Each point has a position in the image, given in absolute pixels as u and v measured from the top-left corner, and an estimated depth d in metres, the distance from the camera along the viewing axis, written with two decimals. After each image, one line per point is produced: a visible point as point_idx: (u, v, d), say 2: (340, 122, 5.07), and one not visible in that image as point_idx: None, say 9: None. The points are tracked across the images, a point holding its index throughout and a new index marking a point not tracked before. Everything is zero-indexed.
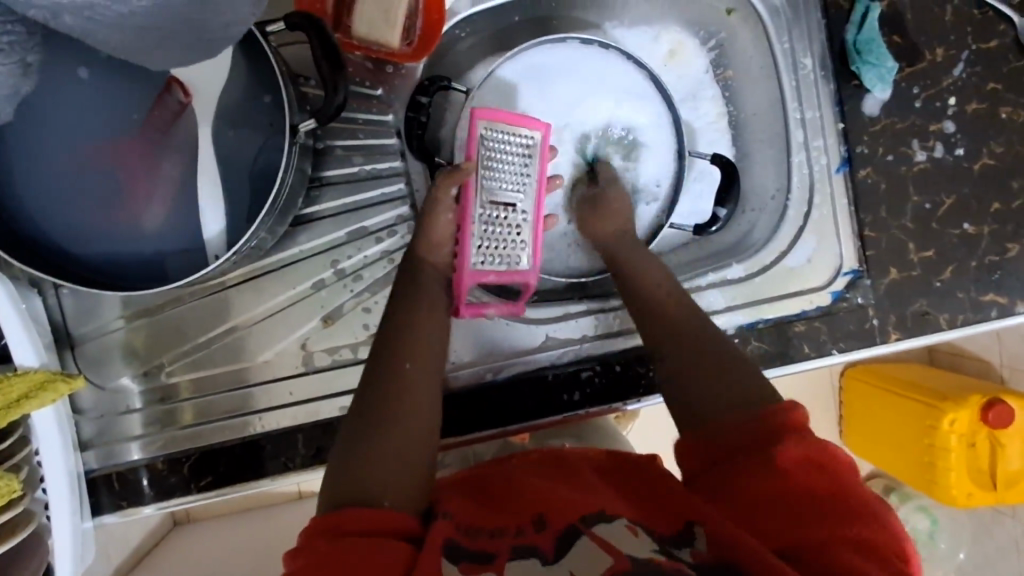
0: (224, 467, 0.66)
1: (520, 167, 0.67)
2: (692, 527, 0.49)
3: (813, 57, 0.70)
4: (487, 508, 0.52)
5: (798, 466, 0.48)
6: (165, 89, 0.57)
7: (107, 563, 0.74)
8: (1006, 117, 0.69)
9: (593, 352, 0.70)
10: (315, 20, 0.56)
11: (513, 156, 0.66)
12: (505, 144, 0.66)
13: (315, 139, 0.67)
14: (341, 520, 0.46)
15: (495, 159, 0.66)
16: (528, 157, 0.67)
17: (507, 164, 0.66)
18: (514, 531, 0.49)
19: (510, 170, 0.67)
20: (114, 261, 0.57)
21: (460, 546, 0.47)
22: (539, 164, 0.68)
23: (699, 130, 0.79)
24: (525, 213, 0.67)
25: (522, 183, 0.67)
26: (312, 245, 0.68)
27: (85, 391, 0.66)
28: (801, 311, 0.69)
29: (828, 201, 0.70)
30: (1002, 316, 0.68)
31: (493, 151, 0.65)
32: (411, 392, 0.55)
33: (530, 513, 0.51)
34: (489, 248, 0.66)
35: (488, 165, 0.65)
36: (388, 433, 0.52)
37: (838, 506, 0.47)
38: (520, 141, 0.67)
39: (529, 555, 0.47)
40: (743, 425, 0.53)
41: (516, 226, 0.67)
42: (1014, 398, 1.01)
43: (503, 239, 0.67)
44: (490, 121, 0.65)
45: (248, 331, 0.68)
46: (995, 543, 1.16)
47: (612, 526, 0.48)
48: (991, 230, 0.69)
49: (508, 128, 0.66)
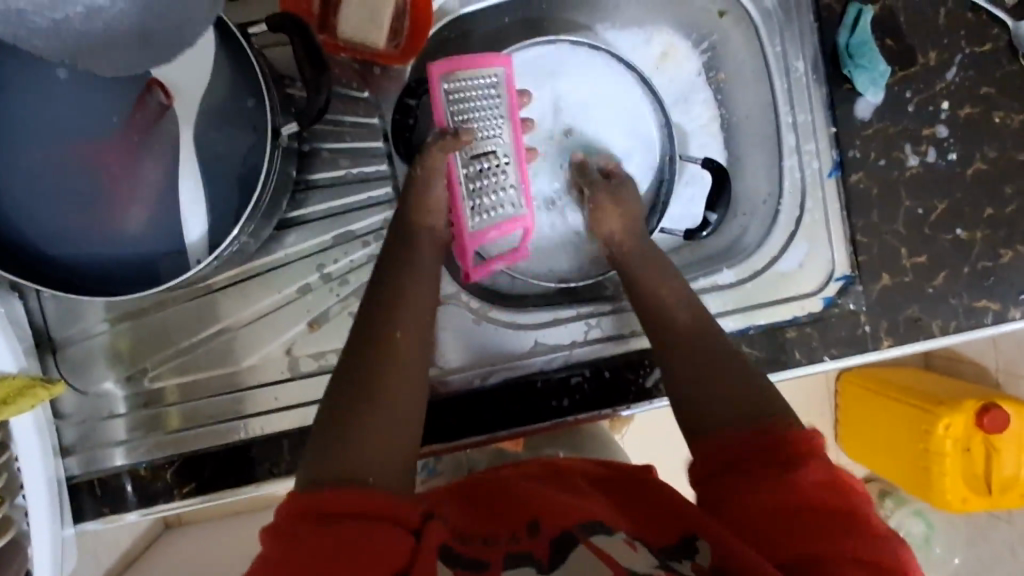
0: (209, 471, 0.65)
1: (491, 113, 0.66)
2: (693, 539, 0.48)
3: (805, 60, 0.69)
4: (481, 518, 0.52)
5: (810, 490, 0.47)
6: (146, 90, 0.55)
7: (96, 566, 0.74)
8: (1000, 122, 0.68)
9: (584, 357, 0.69)
10: (303, 27, 0.56)
11: (484, 108, 0.66)
12: (473, 94, 0.65)
13: (301, 142, 0.66)
14: (323, 502, 0.44)
15: (465, 111, 0.65)
16: (497, 98, 0.67)
17: (480, 113, 0.66)
18: (508, 539, 0.49)
19: (485, 120, 0.66)
20: (96, 264, 0.57)
21: (453, 550, 0.46)
22: (508, 101, 0.67)
23: (691, 133, 0.78)
24: (507, 155, 0.67)
25: (496, 127, 0.67)
26: (299, 248, 0.67)
27: (67, 396, 0.65)
28: (792, 318, 0.68)
29: (820, 206, 0.69)
30: (995, 321, 0.67)
31: (461, 101, 0.64)
32: (402, 372, 0.54)
33: (521, 520, 0.50)
34: (481, 205, 0.66)
35: (462, 118, 0.64)
36: (377, 413, 0.50)
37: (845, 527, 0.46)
38: (485, 83, 0.66)
39: (524, 565, 0.46)
40: (754, 441, 0.51)
41: (502, 170, 0.67)
42: (1010, 403, 1.01)
43: (493, 193, 0.67)
44: (452, 75, 0.63)
45: (234, 335, 0.67)
46: (990, 548, 1.15)
47: (612, 540, 0.48)
48: (983, 235, 0.68)
49: (467, 74, 0.64)
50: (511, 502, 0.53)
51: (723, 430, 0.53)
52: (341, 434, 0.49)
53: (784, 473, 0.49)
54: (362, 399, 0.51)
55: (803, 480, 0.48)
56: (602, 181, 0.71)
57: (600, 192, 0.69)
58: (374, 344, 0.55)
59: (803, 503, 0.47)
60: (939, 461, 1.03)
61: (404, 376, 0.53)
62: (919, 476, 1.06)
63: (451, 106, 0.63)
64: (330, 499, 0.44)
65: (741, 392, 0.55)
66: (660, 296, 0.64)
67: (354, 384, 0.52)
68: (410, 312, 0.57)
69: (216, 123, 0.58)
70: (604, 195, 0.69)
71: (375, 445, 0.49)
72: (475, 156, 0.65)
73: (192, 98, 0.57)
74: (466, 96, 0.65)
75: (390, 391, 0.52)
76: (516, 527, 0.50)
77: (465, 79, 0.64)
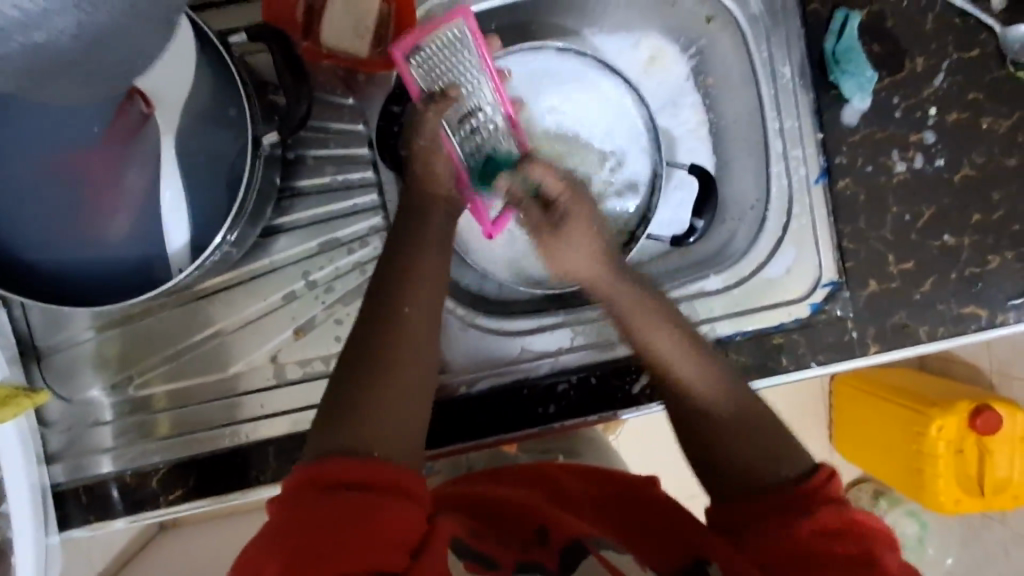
0: (195, 479, 0.65)
1: (463, 69, 0.62)
2: (701, 563, 0.49)
3: (792, 66, 0.69)
4: (485, 522, 0.53)
5: (820, 535, 0.48)
6: (127, 99, 0.55)
7: (88, 565, 0.75)
8: (987, 127, 0.68)
9: (570, 364, 0.69)
10: (281, 35, 0.58)
11: (454, 69, 0.62)
12: (438, 57, 0.61)
13: (286, 148, 0.67)
14: (331, 472, 0.43)
15: (438, 78, 0.62)
16: (465, 52, 0.62)
17: (454, 73, 0.62)
18: (518, 544, 0.50)
19: (458, 79, 0.62)
20: (82, 272, 0.57)
21: (465, 544, 0.47)
22: (475, 50, 0.62)
23: (679, 138, 0.78)
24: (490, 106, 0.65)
25: (474, 79, 0.63)
26: (285, 255, 0.67)
27: (53, 404, 0.65)
28: (779, 324, 0.68)
29: (807, 212, 0.69)
30: (983, 327, 0.67)
31: (433, 70, 0.62)
32: (410, 357, 0.51)
33: (533, 528, 0.52)
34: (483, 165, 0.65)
35: (439, 83, 0.62)
36: (387, 393, 0.49)
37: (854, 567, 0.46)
38: (447, 41, 0.61)
39: (534, 571, 0.47)
40: (773, 484, 0.52)
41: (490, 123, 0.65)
42: (1003, 406, 1.00)
43: (487, 145, 0.65)
44: (415, 52, 0.60)
45: (220, 342, 0.67)
46: (983, 549, 1.15)
47: (618, 555, 0.51)
48: (971, 241, 0.68)
49: (427, 41, 0.60)
50: (524, 511, 0.54)
51: (742, 477, 0.53)
52: (349, 411, 0.47)
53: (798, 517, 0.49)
54: (371, 376, 0.49)
55: (812, 525, 0.48)
56: (542, 212, 0.62)
57: (541, 225, 0.62)
58: (378, 323, 0.52)
59: (812, 549, 0.47)
60: (931, 462, 1.03)
61: (415, 359, 0.51)
62: (911, 476, 1.06)
63: (424, 79, 0.62)
64: (338, 468, 0.43)
65: (756, 422, 0.55)
66: (651, 346, 0.59)
67: (363, 361, 0.50)
68: (416, 294, 0.54)
69: (197, 132, 0.57)
70: (547, 231, 0.62)
71: (383, 424, 0.47)
72: (462, 119, 0.63)
73: (172, 108, 0.57)
74: (436, 61, 0.61)
75: (401, 376, 0.50)
76: (527, 534, 0.51)
77: (427, 47, 0.61)
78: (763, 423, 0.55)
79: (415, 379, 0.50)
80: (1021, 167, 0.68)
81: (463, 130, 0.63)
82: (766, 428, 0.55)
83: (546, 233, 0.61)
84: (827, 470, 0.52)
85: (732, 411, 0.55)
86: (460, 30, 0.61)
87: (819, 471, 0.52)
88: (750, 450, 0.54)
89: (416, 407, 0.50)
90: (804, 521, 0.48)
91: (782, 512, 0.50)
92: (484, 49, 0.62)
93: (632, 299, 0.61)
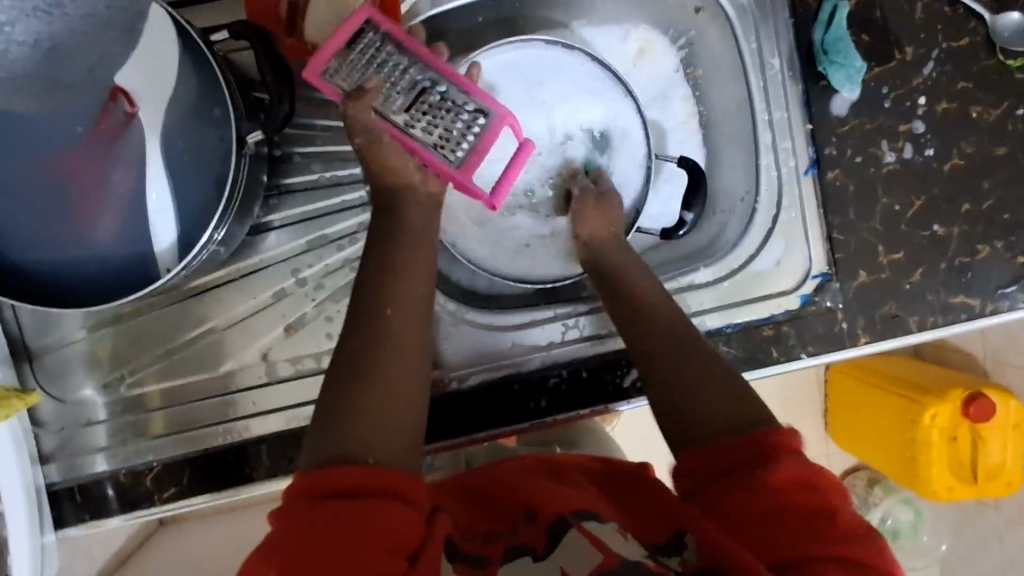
0: (188, 478, 0.65)
1: (392, 62, 0.60)
2: (682, 534, 0.47)
3: (781, 57, 0.69)
4: (479, 514, 0.53)
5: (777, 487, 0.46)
6: (110, 99, 0.56)
7: (89, 564, 0.76)
8: (977, 116, 0.68)
9: (561, 358, 0.69)
10: (262, 33, 0.57)
11: (384, 64, 0.60)
12: (353, 58, 0.59)
13: (274, 146, 0.66)
14: (320, 479, 0.43)
15: (365, 75, 0.59)
16: (380, 41, 0.60)
17: (374, 67, 0.60)
18: (506, 533, 0.50)
19: (393, 72, 0.60)
20: (71, 273, 0.57)
21: (456, 547, 0.47)
22: (388, 33, 0.60)
23: (669, 130, 0.77)
24: (432, 78, 0.61)
25: (400, 62, 0.61)
26: (274, 254, 0.67)
27: (46, 404, 0.65)
28: (769, 316, 0.68)
29: (797, 204, 0.69)
30: (973, 317, 0.67)
31: (351, 70, 0.59)
32: (403, 355, 0.51)
33: (522, 513, 0.52)
34: (446, 138, 0.61)
35: (356, 81, 0.59)
36: (380, 393, 0.48)
37: (800, 517, 0.44)
38: (354, 37, 0.59)
39: (522, 554, 0.48)
40: (724, 442, 0.49)
41: (443, 94, 0.61)
42: (995, 391, 1.01)
43: (451, 117, 0.62)
44: (330, 66, 0.59)
45: (212, 341, 0.67)
46: (977, 533, 1.16)
47: (603, 527, 0.49)
48: (961, 231, 0.68)
49: (341, 51, 0.59)
50: (513, 494, 0.54)
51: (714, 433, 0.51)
52: (342, 412, 0.47)
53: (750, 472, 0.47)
54: (362, 379, 0.49)
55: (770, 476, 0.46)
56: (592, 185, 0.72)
57: (587, 191, 0.71)
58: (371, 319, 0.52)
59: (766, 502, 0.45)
60: (925, 450, 1.03)
61: (406, 357, 0.51)
62: (906, 465, 1.06)
63: (344, 86, 0.59)
64: (324, 476, 0.43)
65: (717, 389, 0.53)
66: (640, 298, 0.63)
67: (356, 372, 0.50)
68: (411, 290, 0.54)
69: (182, 130, 0.57)
70: (591, 199, 0.70)
71: (375, 423, 0.47)
72: (409, 102, 0.61)
73: (156, 107, 0.56)
74: (353, 61, 0.59)
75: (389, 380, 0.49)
76: (515, 522, 0.51)
77: (339, 53, 0.59)
78: (729, 401, 0.52)
79: (407, 374, 0.50)
80: (1011, 156, 0.68)
81: (410, 114, 0.61)
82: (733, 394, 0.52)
83: (591, 199, 0.70)
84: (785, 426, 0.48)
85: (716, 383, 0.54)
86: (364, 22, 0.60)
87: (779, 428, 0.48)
88: (722, 410, 0.51)
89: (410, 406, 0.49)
90: (761, 475, 0.46)
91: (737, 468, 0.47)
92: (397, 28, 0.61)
93: (626, 258, 0.67)
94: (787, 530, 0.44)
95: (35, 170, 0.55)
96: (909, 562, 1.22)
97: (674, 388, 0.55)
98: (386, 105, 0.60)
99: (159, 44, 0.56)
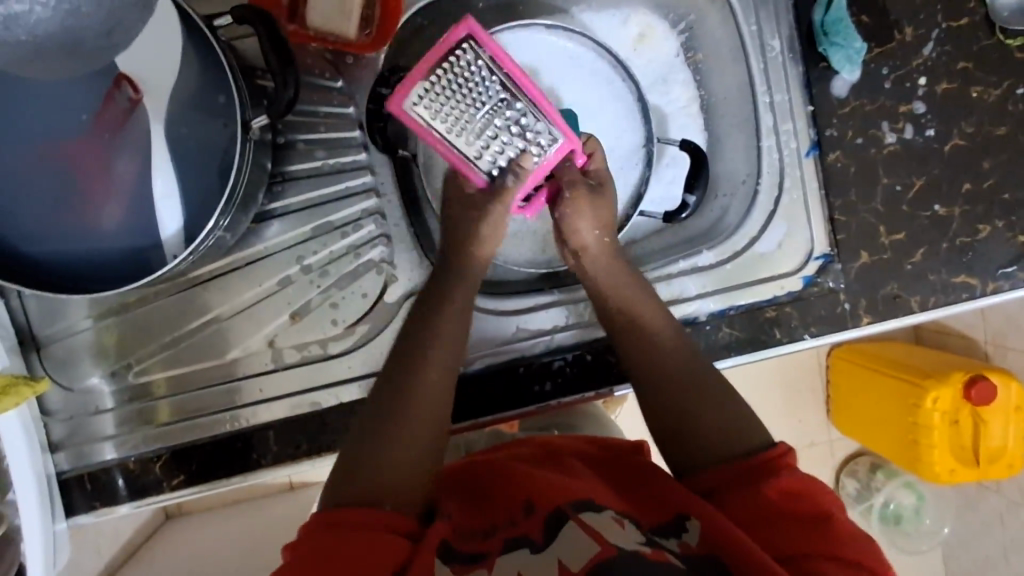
0: (197, 464, 0.65)
1: (485, 80, 0.59)
2: (683, 519, 0.49)
3: (781, 39, 0.69)
4: (473, 504, 0.53)
5: (788, 496, 0.49)
6: (115, 86, 0.56)
7: (94, 556, 0.77)
8: (978, 96, 0.68)
9: (565, 342, 0.70)
10: (267, 18, 0.57)
11: (472, 84, 0.59)
12: (440, 88, 0.58)
13: (276, 133, 0.67)
14: (341, 515, 0.46)
15: (446, 97, 0.58)
16: (472, 67, 0.58)
17: (460, 93, 0.59)
18: (505, 524, 0.50)
19: (479, 89, 0.59)
20: (78, 260, 0.57)
21: (451, 545, 0.47)
22: (490, 58, 0.58)
23: (670, 114, 0.77)
24: (515, 105, 0.60)
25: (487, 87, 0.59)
26: (279, 240, 0.68)
27: (53, 393, 0.66)
28: (771, 298, 0.68)
29: (799, 184, 0.69)
30: (974, 297, 0.67)
31: (433, 96, 0.58)
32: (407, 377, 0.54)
33: (519, 503, 0.51)
34: (510, 166, 0.61)
35: (434, 107, 0.59)
36: (399, 431, 0.51)
37: (807, 523, 0.48)
38: (455, 60, 0.58)
39: (519, 545, 0.47)
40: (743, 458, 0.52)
41: (513, 123, 0.61)
42: (995, 373, 1.01)
43: (523, 147, 0.61)
44: (413, 93, 0.58)
45: (219, 328, 0.67)
46: (979, 516, 1.17)
47: (599, 515, 0.49)
48: (962, 211, 0.68)
49: (439, 68, 0.58)
50: (508, 483, 0.53)
51: (724, 438, 0.54)
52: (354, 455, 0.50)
53: (765, 482, 0.50)
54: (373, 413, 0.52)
55: (783, 486, 0.49)
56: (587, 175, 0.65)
57: (579, 181, 0.64)
58: (404, 357, 0.56)
59: (778, 507, 0.48)
60: (926, 433, 1.03)
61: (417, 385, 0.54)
62: (907, 449, 1.07)
63: (425, 116, 0.59)
64: (346, 514, 0.46)
65: (732, 406, 0.56)
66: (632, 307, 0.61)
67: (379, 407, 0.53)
68: (431, 321, 0.58)
69: (187, 118, 0.57)
70: (582, 193, 0.63)
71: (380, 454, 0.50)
72: (483, 130, 0.60)
73: (160, 93, 0.57)
74: (440, 86, 0.58)
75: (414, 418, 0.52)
76: (511, 511, 0.51)
77: (429, 80, 0.58)
78: (731, 408, 0.56)
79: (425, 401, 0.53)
80: (1011, 135, 0.68)
81: (481, 142, 0.61)
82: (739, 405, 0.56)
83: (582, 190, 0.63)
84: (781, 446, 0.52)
85: (706, 373, 0.58)
86: (467, 46, 0.58)
87: (775, 447, 0.52)
88: (733, 420, 0.55)
89: (419, 430, 0.52)
90: (771, 488, 0.49)
91: (755, 479, 0.51)
92: (498, 53, 0.58)
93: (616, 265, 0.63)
94: (805, 541, 0.47)
95: (41, 157, 0.56)
96: (911, 545, 1.23)
97: (682, 403, 0.56)
98: (460, 131, 0.60)
99: (161, 31, 0.56)
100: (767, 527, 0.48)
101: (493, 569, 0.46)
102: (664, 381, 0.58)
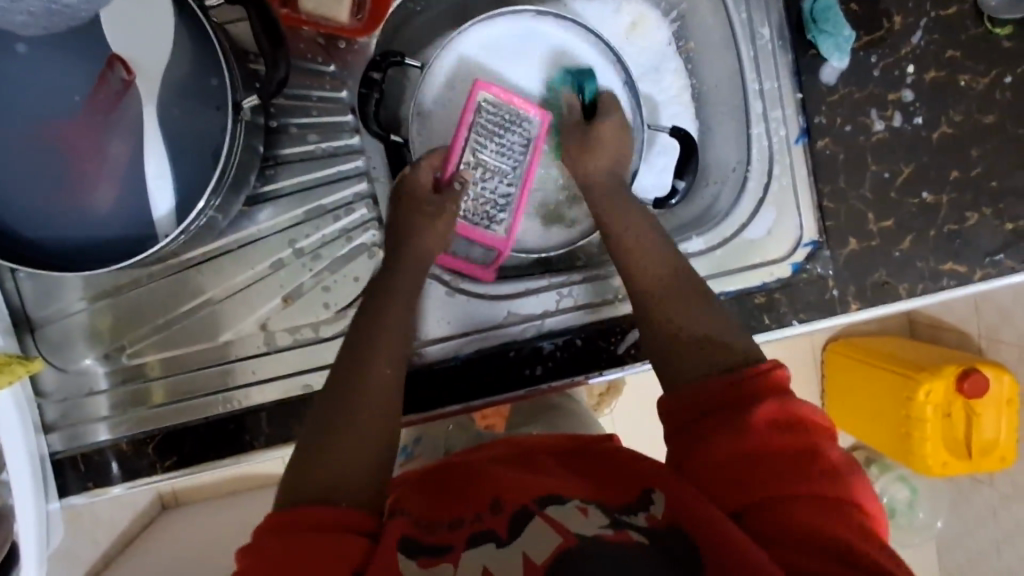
0: (189, 448, 0.65)
1: (511, 142, 0.71)
2: (649, 493, 0.50)
3: (771, 27, 0.70)
4: (441, 499, 0.53)
5: (760, 434, 0.49)
6: (108, 67, 0.57)
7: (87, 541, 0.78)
8: (966, 85, 0.68)
9: (555, 326, 0.70)
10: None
11: (511, 135, 0.71)
12: (495, 118, 0.70)
13: (269, 117, 0.67)
14: (293, 517, 0.45)
15: (493, 128, 0.70)
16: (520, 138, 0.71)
17: (499, 137, 0.70)
18: (471, 518, 0.50)
19: (507, 145, 0.71)
20: (71, 241, 0.58)
21: (416, 542, 0.47)
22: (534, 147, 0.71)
23: (661, 104, 0.78)
24: (512, 181, 0.71)
25: (511, 154, 0.71)
26: (272, 223, 0.68)
27: (48, 374, 0.66)
28: (761, 284, 0.69)
29: (788, 171, 0.70)
30: (961, 285, 0.68)
31: (488, 117, 0.70)
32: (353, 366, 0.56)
33: (485, 500, 0.51)
34: (473, 204, 0.71)
35: (480, 121, 0.70)
36: (344, 435, 0.51)
37: (780, 463, 0.48)
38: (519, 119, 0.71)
39: (486, 539, 0.47)
40: (712, 389, 0.53)
41: (500, 189, 0.71)
42: (988, 366, 1.02)
43: (492, 192, 0.71)
44: (490, 95, 0.70)
45: (213, 310, 0.68)
46: (973, 509, 1.17)
47: (564, 507, 0.49)
48: (950, 199, 0.68)
49: (510, 109, 0.70)
50: (477, 483, 0.54)
51: (695, 384, 0.54)
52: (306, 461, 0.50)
53: (738, 419, 0.50)
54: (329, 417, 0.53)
55: (755, 421, 0.49)
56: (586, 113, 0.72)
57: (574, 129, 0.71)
58: None
59: (752, 460, 0.48)
60: (920, 427, 1.03)
61: (371, 380, 0.55)
62: (900, 441, 1.07)
63: (475, 117, 0.69)
64: (299, 514, 0.46)
65: (707, 345, 0.56)
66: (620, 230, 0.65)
67: (325, 409, 0.54)
68: None
69: (180, 100, 0.58)
70: (575, 142, 0.70)
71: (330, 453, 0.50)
72: (479, 167, 0.70)
73: (154, 75, 0.57)
74: (494, 119, 0.70)
75: (361, 411, 0.53)
76: (479, 507, 0.51)
77: (501, 106, 0.70)
78: (699, 352, 0.56)
79: (376, 395, 0.54)
80: (999, 123, 0.68)
81: (471, 167, 0.70)
82: (711, 350, 0.56)
83: (575, 140, 0.70)
84: (769, 361, 0.53)
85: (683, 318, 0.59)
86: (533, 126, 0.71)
87: (764, 368, 0.52)
88: (704, 357, 0.55)
89: (370, 412, 0.53)
90: (749, 420, 0.49)
91: (725, 418, 0.51)
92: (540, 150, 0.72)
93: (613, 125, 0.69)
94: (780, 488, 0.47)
95: (36, 136, 0.56)
96: (906, 539, 1.23)
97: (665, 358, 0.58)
98: (473, 146, 0.70)
99: (156, 13, 0.57)
100: (741, 481, 0.48)
101: (458, 565, 0.46)
102: (648, 334, 0.60)
